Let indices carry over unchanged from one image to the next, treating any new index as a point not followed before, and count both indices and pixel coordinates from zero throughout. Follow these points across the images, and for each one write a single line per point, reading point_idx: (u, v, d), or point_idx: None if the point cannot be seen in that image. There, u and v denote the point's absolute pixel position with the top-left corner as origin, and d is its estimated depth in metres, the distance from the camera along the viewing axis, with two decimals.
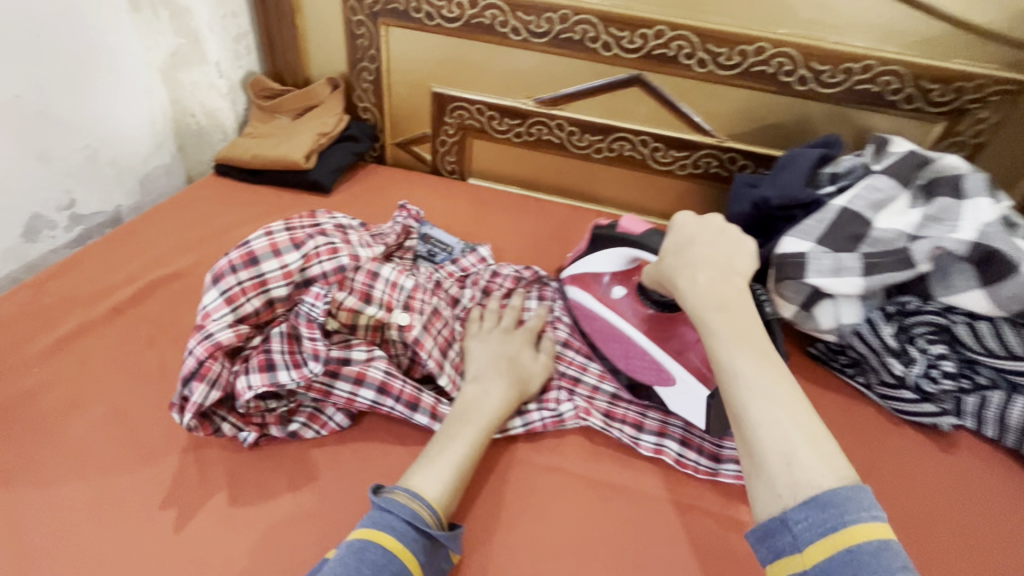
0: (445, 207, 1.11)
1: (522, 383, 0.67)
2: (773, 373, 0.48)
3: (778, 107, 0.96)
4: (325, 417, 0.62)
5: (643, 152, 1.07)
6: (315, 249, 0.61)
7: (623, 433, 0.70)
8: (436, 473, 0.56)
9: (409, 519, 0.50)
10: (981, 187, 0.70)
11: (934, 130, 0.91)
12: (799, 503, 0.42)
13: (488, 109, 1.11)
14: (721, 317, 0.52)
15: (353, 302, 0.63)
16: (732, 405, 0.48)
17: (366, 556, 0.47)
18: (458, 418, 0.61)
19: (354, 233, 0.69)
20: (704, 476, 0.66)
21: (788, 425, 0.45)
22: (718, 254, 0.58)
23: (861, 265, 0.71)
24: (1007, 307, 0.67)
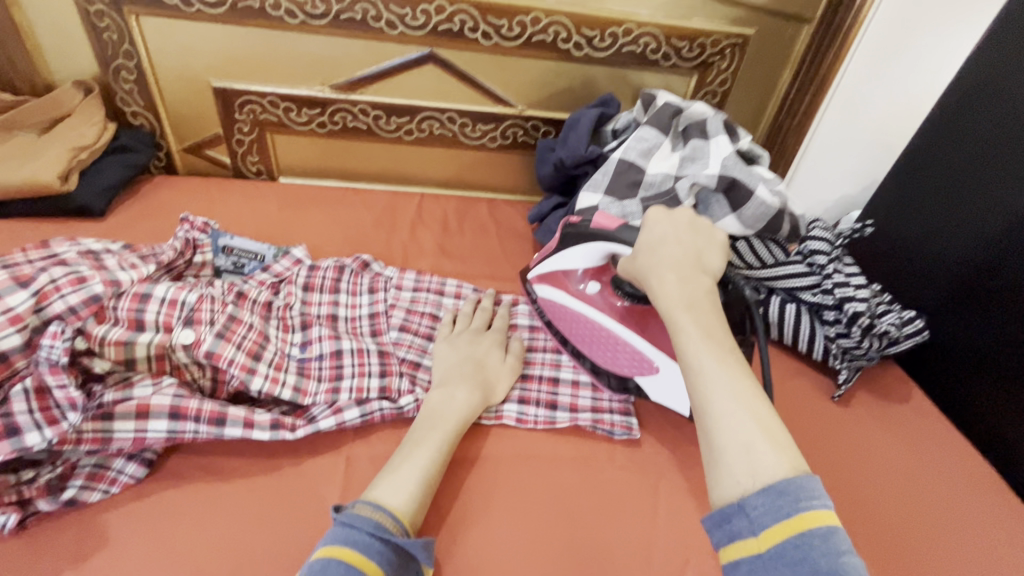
0: (253, 213, 1.02)
1: (487, 385, 0.69)
2: (733, 366, 0.49)
3: (564, 73, 1.02)
4: (114, 472, 0.55)
5: (452, 128, 1.08)
6: (51, 283, 0.54)
7: None
8: (398, 486, 0.56)
9: (372, 531, 0.50)
10: (720, 126, 0.82)
11: (691, 82, 1.04)
12: (758, 488, 0.43)
13: (281, 101, 1.03)
14: (689, 314, 0.53)
15: (120, 333, 0.57)
16: (696, 393, 0.49)
17: (330, 575, 0.46)
18: (424, 425, 0.62)
19: (111, 257, 0.61)
20: (543, 425, 0.71)
21: (747, 416, 0.46)
22: (683, 251, 0.58)
23: (642, 209, 0.79)
24: (752, 226, 0.79)
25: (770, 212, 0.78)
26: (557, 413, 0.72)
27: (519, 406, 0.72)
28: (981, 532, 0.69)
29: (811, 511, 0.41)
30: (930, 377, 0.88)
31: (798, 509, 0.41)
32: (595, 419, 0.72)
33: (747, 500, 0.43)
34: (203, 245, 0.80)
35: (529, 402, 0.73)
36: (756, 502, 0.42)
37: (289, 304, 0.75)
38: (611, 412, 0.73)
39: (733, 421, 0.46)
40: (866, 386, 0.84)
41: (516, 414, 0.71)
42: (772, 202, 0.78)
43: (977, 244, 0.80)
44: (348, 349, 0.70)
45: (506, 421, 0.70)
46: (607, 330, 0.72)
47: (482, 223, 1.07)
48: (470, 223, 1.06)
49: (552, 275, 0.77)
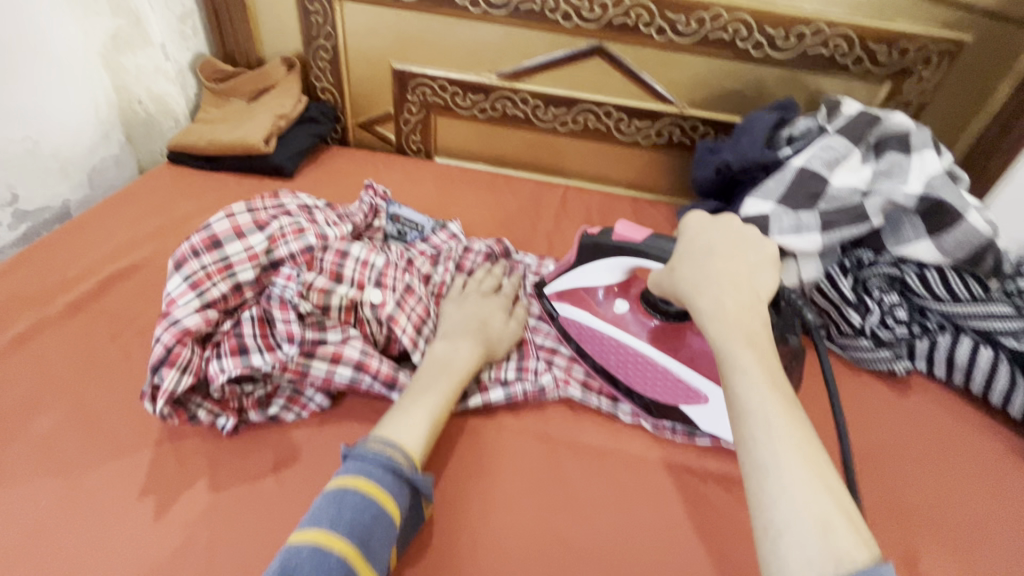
0: (413, 188, 1.10)
1: (491, 343, 0.69)
2: (800, 422, 0.43)
3: (735, 74, 0.98)
4: (305, 398, 0.62)
5: (607, 123, 1.08)
6: (280, 229, 0.62)
7: (601, 403, 0.71)
8: (409, 425, 0.56)
9: (386, 464, 0.52)
10: (926, 141, 0.74)
11: (881, 91, 0.95)
12: (839, 573, 0.34)
13: (450, 85, 1.09)
14: (747, 352, 0.47)
15: (324, 282, 0.63)
16: (759, 448, 0.42)
17: (344, 502, 0.48)
18: (430, 374, 0.62)
19: (320, 213, 0.69)
20: (681, 440, 0.68)
21: (812, 477, 0.39)
22: (742, 277, 0.53)
23: (819, 222, 0.74)
24: (953, 254, 0.71)
25: (976, 243, 0.70)
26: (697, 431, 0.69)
27: None
28: None
29: None
30: None
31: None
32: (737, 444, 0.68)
33: None
34: (381, 212, 0.88)
35: None
36: None
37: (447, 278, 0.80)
38: None
39: (804, 484, 0.39)
40: None
41: (653, 421, 0.70)
42: (983, 230, 0.69)
43: None
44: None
45: (642, 424, 0.69)
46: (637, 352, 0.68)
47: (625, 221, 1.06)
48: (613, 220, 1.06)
49: (574, 294, 0.74)
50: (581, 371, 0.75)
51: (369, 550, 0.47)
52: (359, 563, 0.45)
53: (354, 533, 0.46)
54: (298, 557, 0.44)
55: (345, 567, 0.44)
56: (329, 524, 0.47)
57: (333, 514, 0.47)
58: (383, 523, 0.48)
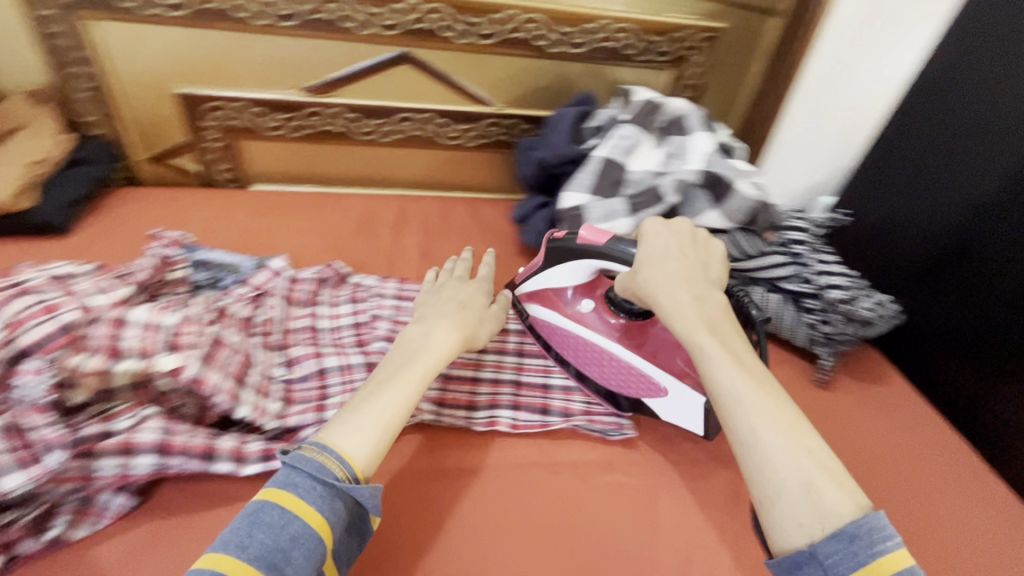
0: (227, 223, 0.99)
1: (470, 326, 0.68)
2: (772, 396, 0.52)
3: (541, 71, 1.03)
4: (100, 505, 0.53)
5: (429, 129, 1.07)
6: (21, 313, 0.52)
7: (456, 418, 0.68)
8: (354, 428, 0.53)
9: (314, 476, 0.49)
10: (699, 122, 0.83)
11: (665, 76, 1.05)
12: (826, 532, 0.44)
13: (252, 105, 0.99)
14: (712, 339, 0.54)
15: (98, 361, 0.54)
16: (741, 429, 0.50)
17: (259, 520, 0.46)
18: (400, 359, 0.60)
19: (83, 280, 0.62)
20: (537, 430, 0.70)
21: (797, 453, 0.48)
22: (687, 270, 0.60)
23: (626, 207, 0.80)
24: (736, 218, 0.80)
25: (750, 206, 0.80)
26: (549, 417, 0.71)
27: (511, 412, 0.71)
28: (966, 505, 0.71)
29: (887, 552, 0.42)
30: (914, 360, 0.90)
31: (874, 554, 0.42)
32: (587, 419, 0.72)
33: (818, 547, 0.44)
34: (176, 261, 0.76)
35: (521, 407, 0.72)
36: (830, 551, 0.43)
37: (273, 319, 0.75)
38: (603, 413, 0.73)
39: (789, 461, 0.48)
40: (847, 369, 0.87)
41: (509, 420, 0.70)
42: (752, 194, 0.79)
43: (963, 220, 0.82)
44: (334, 367, 0.70)
45: (499, 428, 0.69)
46: (603, 349, 0.71)
47: (464, 224, 1.06)
48: (452, 225, 1.05)
49: (543, 295, 0.75)
50: (435, 388, 0.71)
51: (284, 574, 0.44)
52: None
53: (264, 556, 0.44)
54: None
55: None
56: (238, 546, 0.45)
57: (243, 535, 0.45)
58: (305, 541, 0.46)
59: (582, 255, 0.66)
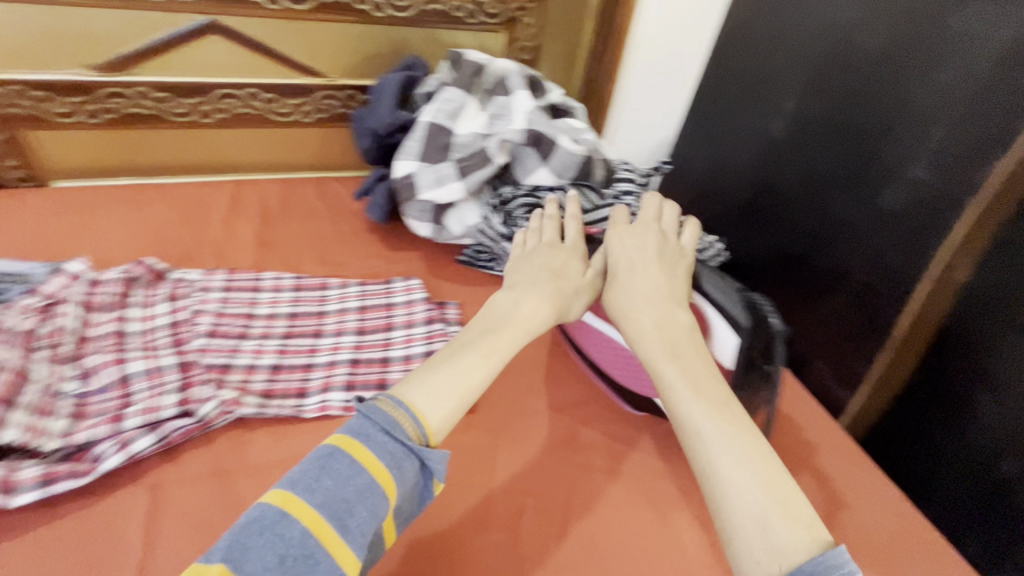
0: (18, 226, 0.86)
1: (562, 298, 0.64)
2: (730, 422, 0.50)
3: (371, 38, 0.98)
4: None
5: (257, 105, 0.98)
6: None
7: (282, 407, 0.64)
8: (431, 390, 0.51)
9: (387, 430, 0.47)
10: (520, 81, 0.82)
11: (501, 39, 1.05)
12: (783, 570, 0.41)
13: (30, 89, 0.86)
14: (672, 366, 0.55)
15: None
16: (693, 449, 0.50)
17: (332, 466, 0.45)
18: (482, 328, 0.59)
19: None
20: None
21: (754, 483, 0.46)
22: (656, 296, 0.61)
23: (456, 171, 0.79)
24: (564, 175, 0.82)
25: (576, 161, 0.82)
26: None
27: (345, 394, 0.66)
28: None
29: None
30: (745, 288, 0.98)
31: None
32: None
33: None
34: None
35: (356, 387, 0.67)
36: None
37: (64, 329, 0.66)
38: None
39: (741, 490, 0.46)
40: None
41: (343, 404, 0.65)
42: (575, 150, 0.81)
43: (760, 162, 0.91)
44: (137, 373, 0.63)
45: (331, 413, 0.65)
46: (626, 349, 0.68)
47: (310, 205, 1.01)
48: (296, 208, 0.99)
49: None
50: (260, 380, 0.67)
51: (347, 525, 0.43)
52: (322, 537, 0.42)
53: (329, 503, 0.43)
54: (260, 521, 0.42)
55: (308, 541, 0.41)
56: (303, 489, 0.44)
57: (312, 477, 0.44)
58: (368, 497, 0.44)
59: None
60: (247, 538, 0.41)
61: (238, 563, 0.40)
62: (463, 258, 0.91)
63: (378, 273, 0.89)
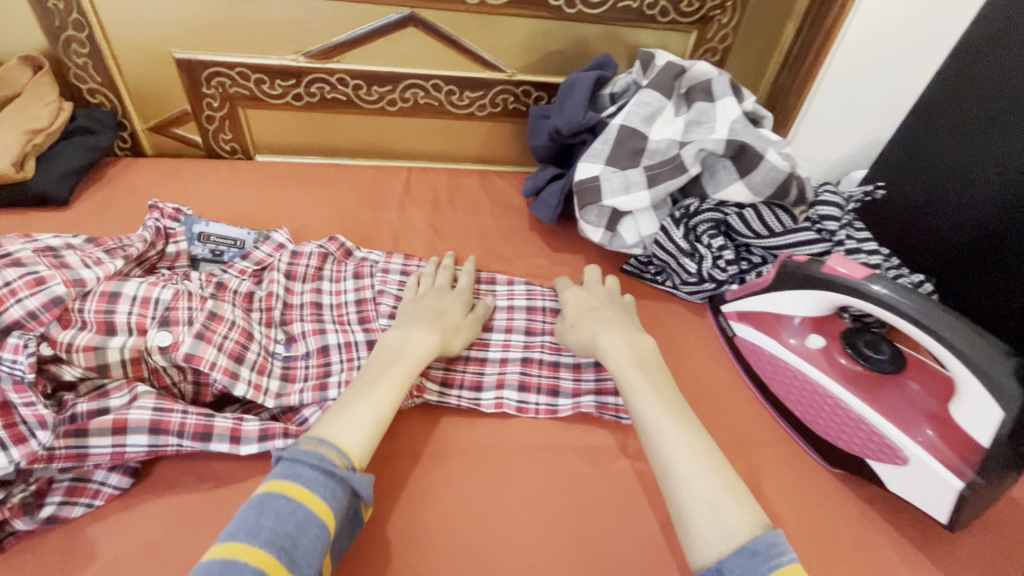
0: (229, 194, 0.96)
1: (448, 335, 0.68)
2: (684, 421, 0.57)
3: (557, 35, 0.96)
4: (95, 483, 0.54)
5: (438, 97, 1.01)
6: (7, 287, 0.53)
7: (462, 399, 0.68)
8: (353, 422, 0.55)
9: (315, 465, 0.50)
10: (727, 87, 0.77)
11: (690, 39, 0.99)
12: (731, 548, 0.47)
13: (252, 72, 0.95)
14: (638, 373, 0.62)
15: (89, 338, 0.56)
16: (654, 448, 0.56)
17: (266, 508, 0.47)
18: (383, 362, 0.62)
19: (73, 253, 0.61)
20: (545, 415, 0.68)
21: (709, 472, 0.52)
22: (604, 322, 0.69)
23: (645, 178, 0.75)
24: (762, 192, 0.76)
25: (780, 177, 0.74)
26: (559, 400, 0.69)
27: (519, 395, 0.69)
28: None
29: (783, 563, 0.45)
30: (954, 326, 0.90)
31: (772, 565, 0.45)
32: (598, 407, 0.68)
33: (724, 562, 0.46)
34: (175, 234, 0.77)
35: (529, 389, 0.70)
36: (733, 564, 0.46)
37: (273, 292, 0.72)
38: (615, 397, 0.69)
39: (699, 480, 0.52)
40: None
41: (516, 403, 0.68)
42: (782, 166, 0.74)
43: (981, 199, 0.82)
44: (335, 345, 0.68)
45: (505, 410, 0.68)
46: (830, 395, 0.63)
47: (473, 197, 1.02)
48: (461, 199, 1.01)
49: (761, 318, 0.72)
50: (439, 368, 0.71)
51: (295, 560, 0.45)
52: (275, 570, 0.44)
53: (274, 542, 0.45)
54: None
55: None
56: (244, 536, 0.45)
57: (251, 523, 0.46)
58: (310, 528, 0.47)
59: (824, 285, 0.63)
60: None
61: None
62: (628, 267, 0.87)
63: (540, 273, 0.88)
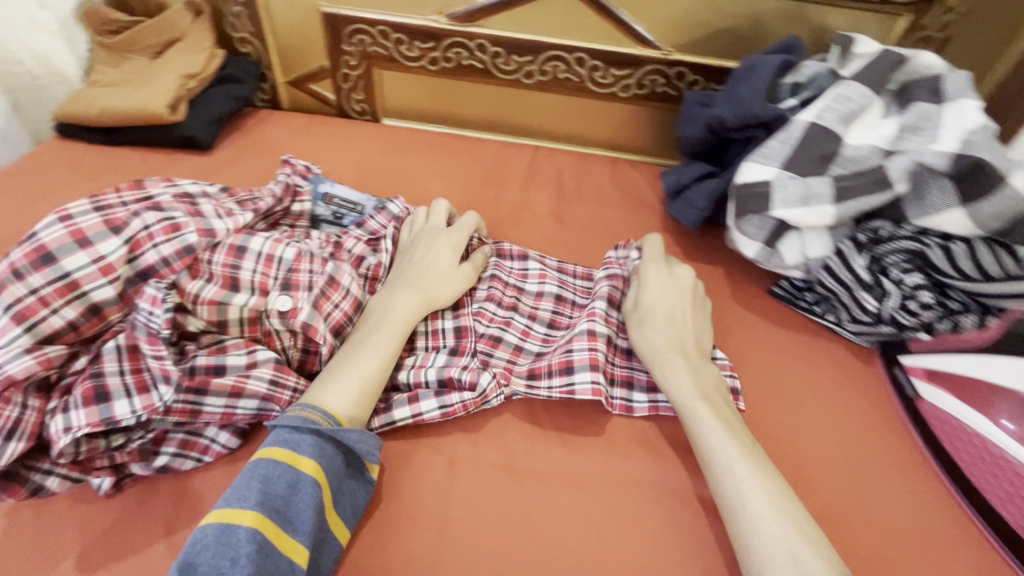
0: (354, 156, 0.94)
1: (433, 291, 0.64)
2: (759, 463, 0.51)
3: (731, 9, 0.83)
4: (206, 440, 0.53)
5: (580, 72, 0.92)
6: (144, 230, 0.54)
7: (553, 389, 0.60)
8: (340, 388, 0.54)
9: (305, 427, 0.49)
10: (963, 87, 0.61)
11: (899, 25, 0.81)
12: None
13: (393, 31, 0.92)
14: (703, 404, 0.56)
15: (215, 292, 0.56)
16: (726, 495, 0.50)
17: (257, 472, 0.46)
18: (369, 326, 0.60)
19: (207, 202, 0.60)
20: (618, 411, 0.61)
21: (782, 518, 0.47)
22: (664, 338, 0.62)
23: (832, 191, 0.62)
24: (986, 226, 0.59)
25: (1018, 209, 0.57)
26: (634, 398, 0.62)
27: (599, 377, 0.60)
28: None
29: None
30: None
31: None
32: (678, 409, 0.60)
33: None
34: (302, 193, 0.75)
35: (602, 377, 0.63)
36: None
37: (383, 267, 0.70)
38: None
39: (773, 526, 0.47)
40: None
41: (607, 389, 0.59)
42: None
43: None
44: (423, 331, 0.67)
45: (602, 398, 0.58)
46: None
47: (602, 187, 0.92)
48: (589, 187, 0.92)
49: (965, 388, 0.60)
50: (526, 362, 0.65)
51: (287, 519, 0.45)
52: (269, 529, 0.43)
53: (266, 502, 0.45)
54: (204, 539, 0.42)
55: (257, 538, 0.42)
56: (237, 501, 0.44)
57: (242, 488, 0.45)
58: (302, 489, 0.47)
59: None
60: (197, 553, 0.41)
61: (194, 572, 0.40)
62: (779, 290, 0.75)
63: None
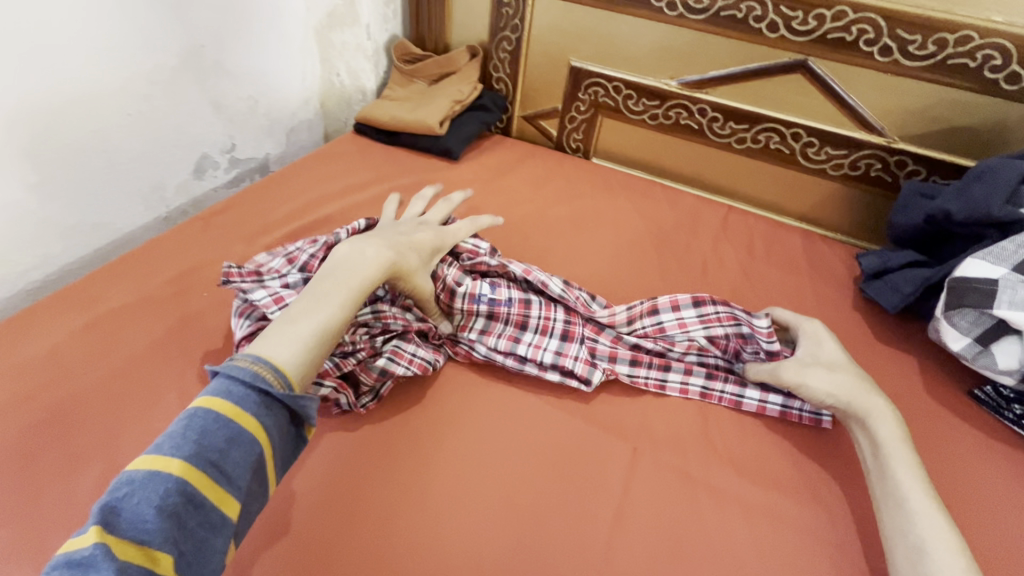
0: (567, 185, 1.09)
1: (401, 249, 0.68)
2: (943, 511, 0.54)
3: (970, 109, 0.84)
4: (409, 355, 0.67)
5: (792, 145, 0.98)
6: (297, 250, 0.76)
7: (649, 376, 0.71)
8: (287, 340, 0.53)
9: (248, 381, 0.48)
10: None
11: None
12: None
13: (626, 88, 1.07)
14: (905, 454, 0.58)
15: None
16: (903, 526, 0.53)
17: (195, 422, 0.45)
18: (327, 279, 0.61)
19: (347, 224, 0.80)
20: (727, 404, 0.69)
21: (968, 566, 0.49)
22: (848, 387, 0.63)
23: None
24: None
25: None
26: (744, 394, 0.70)
27: (705, 380, 0.71)
28: None
29: None
30: None
31: None
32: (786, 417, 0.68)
33: None
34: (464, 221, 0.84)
35: (716, 378, 0.71)
36: None
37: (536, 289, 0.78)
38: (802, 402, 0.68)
39: (958, 569, 0.49)
40: None
41: (700, 388, 0.70)
42: None
43: None
44: (561, 320, 0.74)
45: (690, 395, 0.70)
46: None
47: (793, 254, 0.96)
48: (780, 252, 0.96)
49: None
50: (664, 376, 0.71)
51: (222, 471, 0.44)
52: (200, 482, 0.43)
53: (201, 455, 0.44)
54: (132, 484, 0.42)
55: (185, 489, 0.42)
56: (169, 449, 0.43)
57: (178, 437, 0.44)
58: (241, 444, 0.45)
59: None
60: (122, 499, 0.41)
61: (114, 525, 0.40)
62: (980, 394, 0.73)
63: (859, 358, 0.78)
